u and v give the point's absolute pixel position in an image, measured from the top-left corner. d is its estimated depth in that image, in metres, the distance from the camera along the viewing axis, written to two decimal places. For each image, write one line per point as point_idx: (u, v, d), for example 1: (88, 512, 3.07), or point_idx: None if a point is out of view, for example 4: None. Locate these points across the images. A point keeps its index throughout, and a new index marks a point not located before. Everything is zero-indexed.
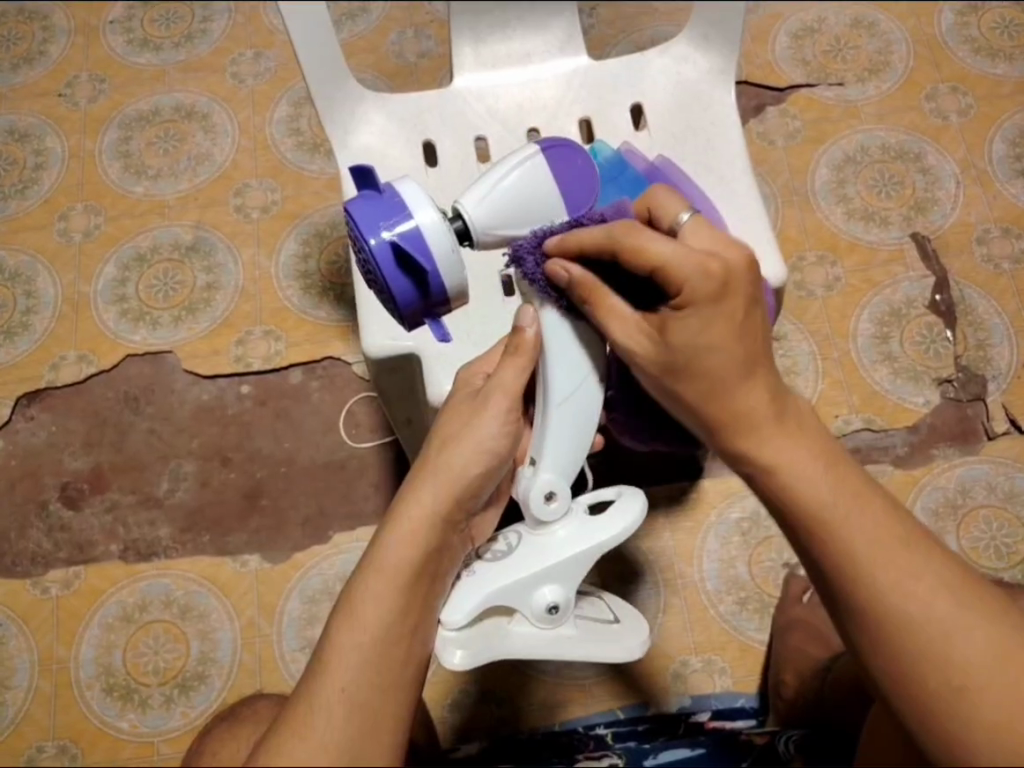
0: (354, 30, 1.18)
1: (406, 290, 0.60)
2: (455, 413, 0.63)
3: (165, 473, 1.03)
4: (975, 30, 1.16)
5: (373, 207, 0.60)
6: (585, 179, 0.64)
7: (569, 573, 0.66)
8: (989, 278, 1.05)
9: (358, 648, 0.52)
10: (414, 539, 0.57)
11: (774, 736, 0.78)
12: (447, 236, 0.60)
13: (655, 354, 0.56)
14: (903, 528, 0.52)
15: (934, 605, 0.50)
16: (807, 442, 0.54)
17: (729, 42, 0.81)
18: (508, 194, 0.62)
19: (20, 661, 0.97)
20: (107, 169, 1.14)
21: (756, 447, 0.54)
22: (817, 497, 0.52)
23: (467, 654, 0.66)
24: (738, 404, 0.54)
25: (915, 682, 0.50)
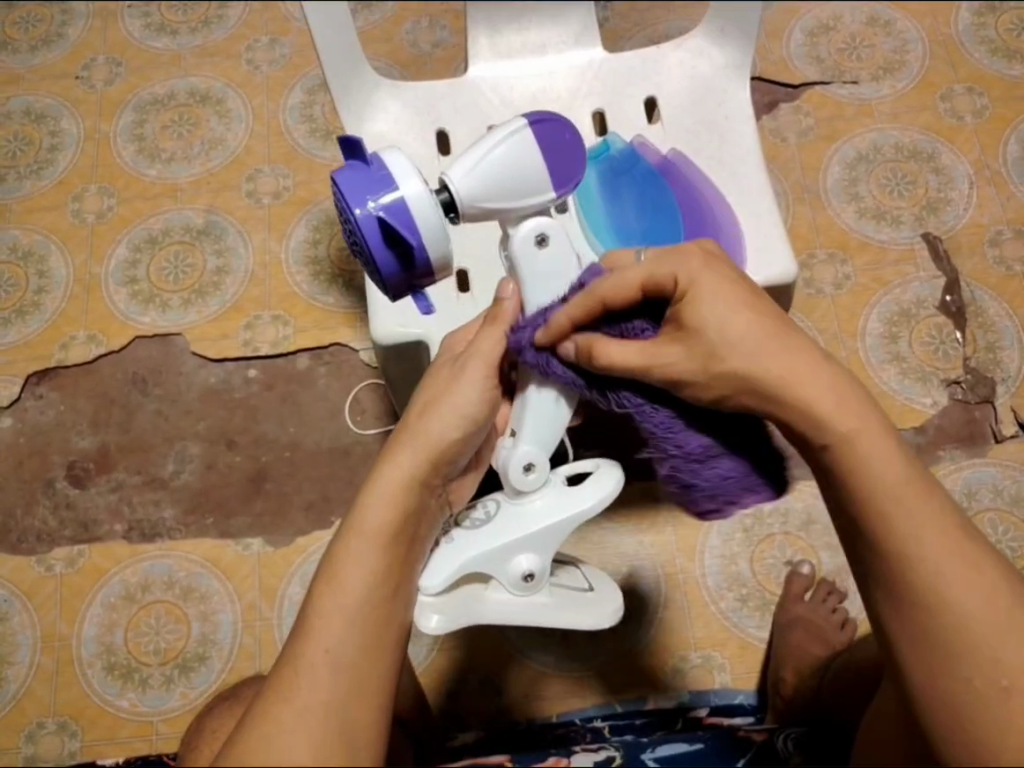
0: (370, 18, 1.19)
1: (383, 258, 0.60)
2: (438, 378, 0.63)
3: (170, 454, 1.03)
4: (992, 32, 1.15)
5: (358, 177, 0.59)
6: (572, 155, 0.62)
7: (543, 542, 0.67)
8: (1000, 280, 1.04)
9: (340, 610, 0.53)
10: (393, 500, 0.58)
11: (772, 733, 0.78)
12: (433, 210, 0.59)
13: (692, 360, 0.56)
14: (963, 520, 0.52)
15: (995, 601, 0.50)
16: (879, 428, 0.53)
17: (745, 34, 0.81)
18: (497, 170, 0.60)
19: (23, 637, 0.97)
20: (122, 152, 1.15)
21: (828, 427, 0.53)
22: (881, 487, 0.51)
23: (443, 619, 0.66)
24: (812, 397, 0.53)
25: (956, 677, 0.50)
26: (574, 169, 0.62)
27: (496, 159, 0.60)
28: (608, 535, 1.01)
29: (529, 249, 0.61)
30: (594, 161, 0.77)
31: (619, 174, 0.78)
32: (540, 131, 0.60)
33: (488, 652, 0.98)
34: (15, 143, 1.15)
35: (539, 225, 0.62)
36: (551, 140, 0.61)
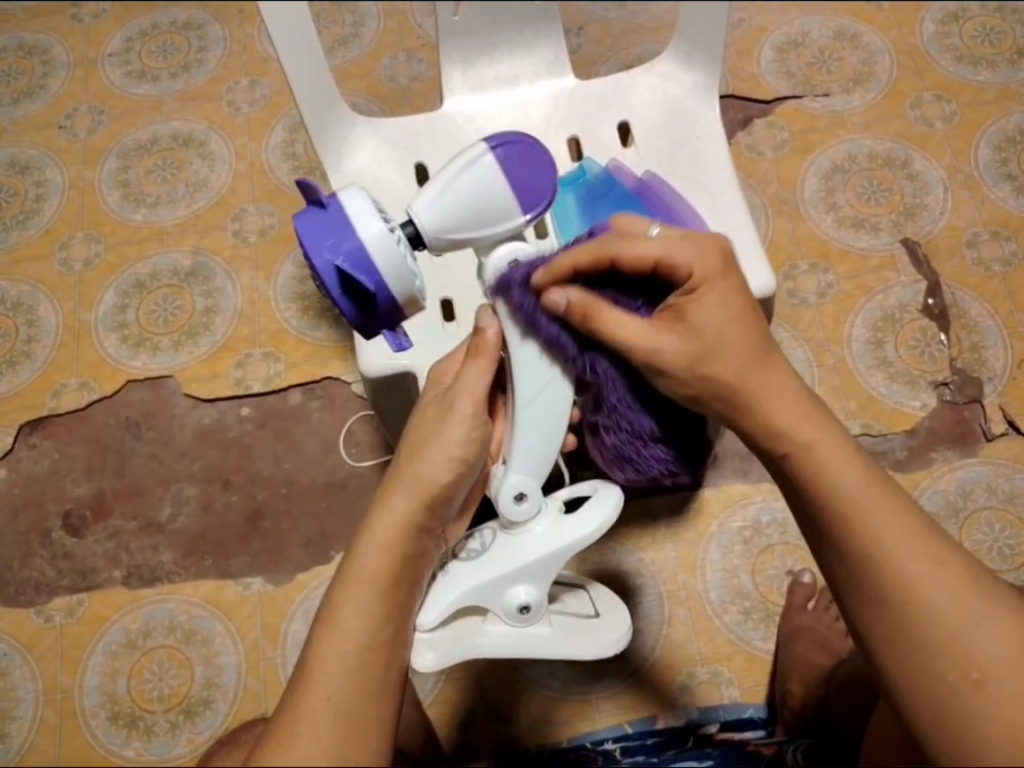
0: (347, 55, 1.20)
1: (353, 306, 0.62)
2: (424, 417, 0.64)
3: (167, 497, 1.03)
4: (957, 39, 1.18)
5: (316, 226, 0.60)
6: (539, 173, 0.62)
7: (540, 573, 0.66)
8: (980, 281, 1.06)
9: (342, 659, 0.55)
10: (389, 544, 0.59)
11: (782, 746, 0.81)
12: (396, 253, 0.60)
13: (682, 351, 0.57)
14: (922, 518, 0.55)
15: (958, 595, 0.53)
16: (836, 439, 0.57)
17: (713, 57, 0.82)
18: (459, 201, 0.61)
19: (25, 691, 0.96)
20: (107, 198, 1.16)
21: (792, 434, 0.57)
22: (841, 488, 0.55)
23: (438, 655, 0.66)
24: (772, 406, 0.57)
25: (930, 673, 0.52)
26: (541, 188, 0.62)
27: (457, 187, 0.61)
28: (608, 554, 1.01)
29: (502, 274, 0.63)
30: (572, 185, 0.78)
31: (596, 199, 0.78)
32: (502, 155, 0.61)
33: (493, 680, 0.98)
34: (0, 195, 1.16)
35: (513, 252, 0.63)
36: (514, 163, 0.62)
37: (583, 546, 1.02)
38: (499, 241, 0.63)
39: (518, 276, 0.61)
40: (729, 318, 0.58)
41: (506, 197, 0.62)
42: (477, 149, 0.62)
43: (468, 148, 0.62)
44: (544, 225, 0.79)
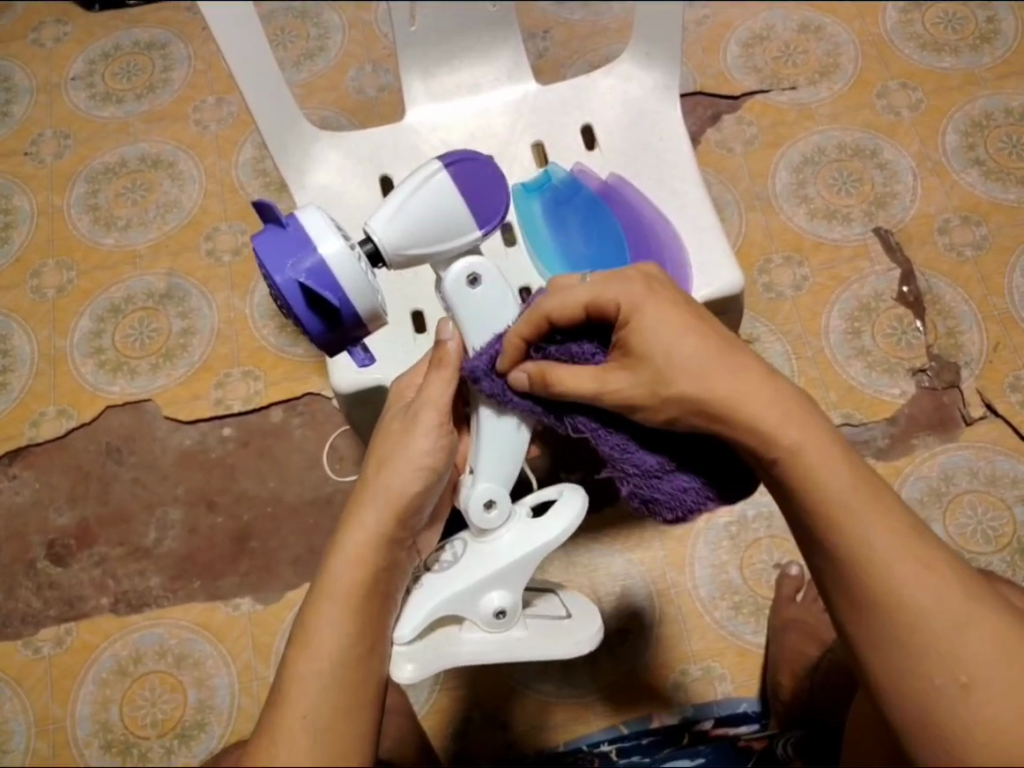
0: (314, 69, 1.20)
1: (317, 322, 0.62)
2: (388, 430, 0.64)
3: (152, 521, 1.02)
4: (920, 27, 1.19)
5: (277, 245, 0.60)
6: (492, 190, 0.64)
7: (512, 577, 0.65)
8: (953, 266, 1.07)
9: (316, 675, 0.56)
10: (359, 559, 0.60)
11: (772, 740, 0.88)
12: (358, 269, 0.61)
13: (641, 384, 0.57)
14: (912, 520, 0.54)
15: (946, 598, 0.52)
16: (827, 444, 0.55)
17: (672, 57, 0.82)
18: (419, 218, 0.62)
19: (16, 724, 0.95)
20: (77, 223, 1.12)
21: (782, 441, 0.54)
22: (830, 495, 0.54)
23: (417, 667, 0.65)
24: (752, 404, 0.55)
25: (919, 680, 0.52)
26: (494, 206, 0.64)
27: (414, 203, 0.62)
28: (597, 555, 1.01)
29: (461, 290, 0.62)
30: (538, 192, 0.81)
31: (562, 202, 0.82)
32: (456, 173, 0.63)
33: (488, 687, 0.97)
34: None
35: (470, 264, 0.62)
36: (466, 180, 0.63)
37: (572, 549, 1.02)
38: (454, 258, 0.65)
39: (482, 365, 0.62)
40: (696, 335, 0.57)
41: (460, 212, 0.63)
42: (432, 166, 0.63)
43: (421, 167, 0.63)
44: (512, 232, 0.81)
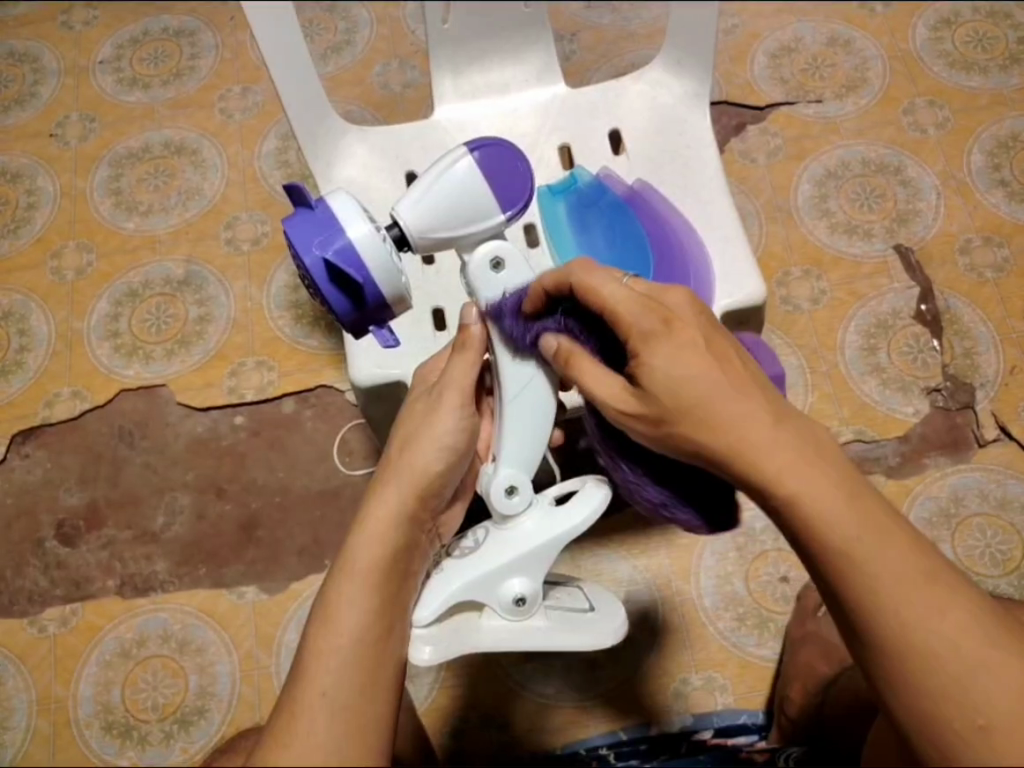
0: (339, 63, 1.20)
1: (342, 302, 0.63)
2: (412, 412, 0.66)
3: (161, 506, 1.03)
4: (950, 45, 1.18)
5: (304, 225, 0.61)
6: (519, 174, 0.63)
7: (535, 566, 0.66)
8: (973, 287, 1.06)
9: (336, 654, 0.54)
10: (381, 538, 0.60)
11: (774, 753, 0.82)
12: (385, 251, 0.61)
13: (644, 414, 0.56)
14: (929, 563, 0.51)
15: (961, 642, 0.50)
16: (835, 485, 0.51)
17: (702, 65, 0.82)
18: (443, 203, 0.62)
19: (18, 701, 0.96)
20: (98, 206, 1.15)
21: (781, 484, 0.51)
22: (837, 534, 0.50)
23: (436, 649, 0.64)
24: (744, 438, 0.52)
25: (933, 717, 0.50)
26: (520, 190, 0.63)
27: (439, 188, 0.62)
28: (602, 561, 1.01)
29: (485, 273, 0.64)
30: (563, 194, 0.82)
31: (586, 206, 0.82)
32: (481, 158, 0.63)
33: (488, 687, 0.98)
34: None
35: (494, 249, 0.65)
36: (492, 166, 0.63)
37: (578, 553, 1.02)
38: (480, 240, 0.65)
39: (510, 304, 0.64)
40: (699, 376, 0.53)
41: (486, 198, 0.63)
42: (459, 151, 0.63)
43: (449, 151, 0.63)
44: (534, 232, 0.83)
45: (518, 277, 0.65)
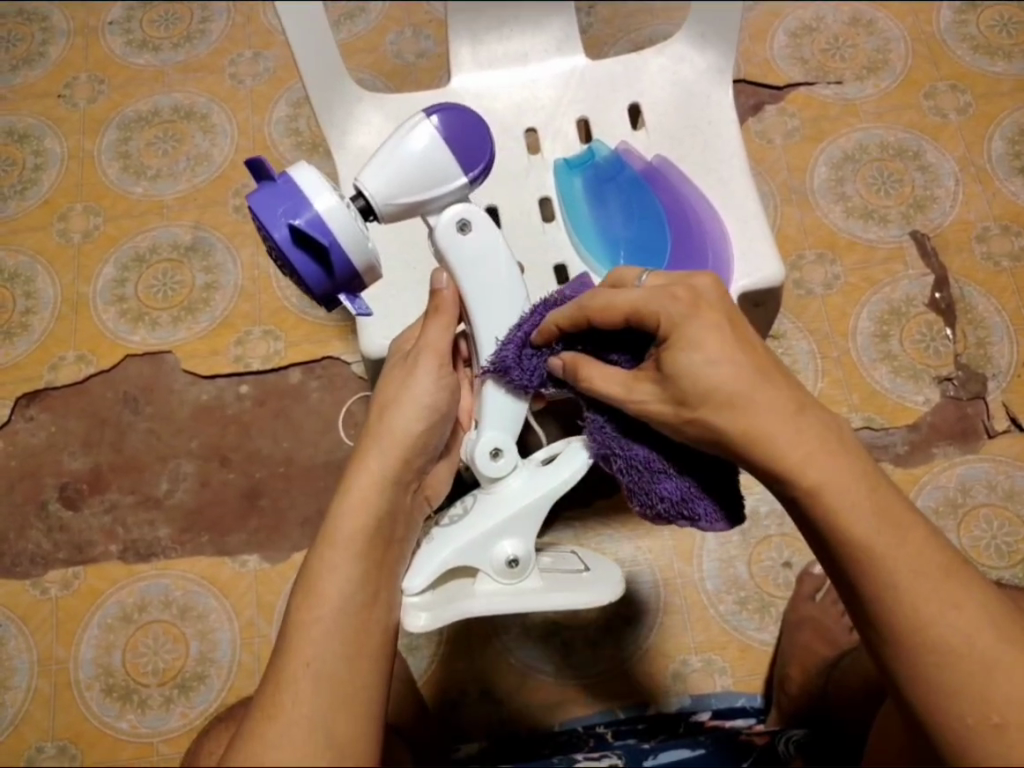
0: (353, 30, 1.18)
1: (313, 272, 0.63)
2: (389, 379, 0.65)
3: (164, 473, 1.03)
4: (974, 28, 1.16)
5: (268, 198, 0.61)
6: (477, 137, 0.65)
7: (524, 524, 0.65)
8: (989, 276, 1.05)
9: (319, 621, 0.54)
10: (363, 506, 0.59)
11: (774, 736, 0.80)
12: (350, 218, 0.62)
13: (665, 401, 0.55)
14: (944, 556, 0.50)
15: (977, 640, 0.48)
16: (850, 475, 0.50)
17: (727, 41, 0.81)
18: (404, 167, 0.64)
19: (19, 662, 0.97)
20: (107, 169, 1.14)
21: (799, 473, 0.50)
22: (842, 517, 0.50)
23: (432, 616, 0.62)
24: (770, 426, 0.51)
25: (944, 715, 0.48)
26: (478, 153, 0.65)
27: (398, 155, 0.64)
28: (606, 540, 1.01)
29: (451, 236, 0.66)
30: (580, 169, 0.81)
31: (604, 181, 0.81)
32: (442, 122, 0.64)
33: (488, 663, 0.98)
34: None
35: (460, 212, 0.66)
36: (453, 129, 0.64)
37: (581, 531, 1.01)
38: (446, 204, 0.66)
39: (510, 355, 0.65)
40: (734, 362, 0.52)
41: (447, 159, 0.64)
42: (418, 119, 0.64)
43: (408, 120, 0.65)
44: (551, 205, 0.81)
45: (485, 238, 0.67)
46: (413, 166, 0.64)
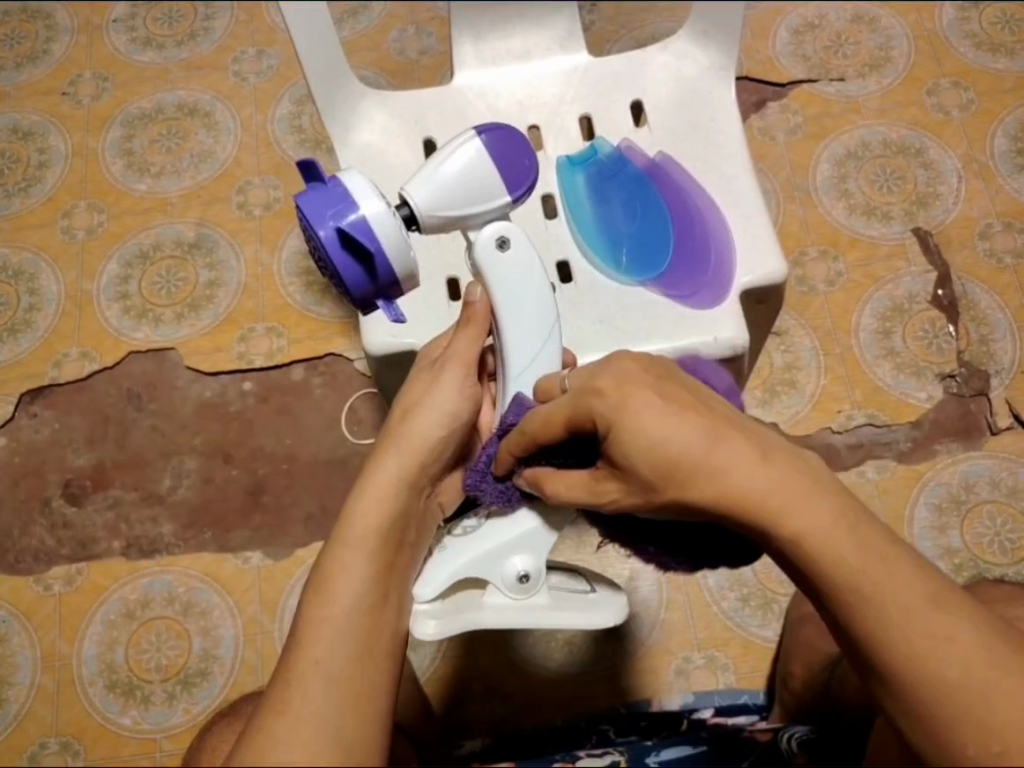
0: (356, 27, 1.18)
1: (355, 276, 0.62)
2: (413, 386, 0.65)
3: (167, 470, 1.03)
4: (977, 26, 1.16)
5: (317, 199, 0.61)
6: (523, 156, 0.65)
7: (538, 540, 0.65)
8: (992, 273, 1.05)
9: (332, 619, 0.54)
10: (379, 506, 0.59)
11: (777, 732, 0.80)
12: (395, 224, 0.62)
13: (633, 452, 0.53)
14: (933, 586, 0.47)
15: (975, 668, 0.46)
16: (823, 509, 0.47)
17: (729, 36, 0.81)
18: (450, 180, 0.64)
19: (23, 658, 0.97)
20: (110, 166, 1.14)
21: (768, 515, 0.48)
22: (817, 551, 0.47)
23: (440, 624, 0.63)
24: (736, 484, 0.49)
25: (944, 745, 0.46)
26: (522, 171, 0.65)
27: (446, 169, 0.64)
28: (608, 537, 1.01)
29: (491, 250, 0.65)
30: (583, 166, 0.81)
31: (607, 178, 0.81)
32: (489, 139, 0.64)
33: (490, 659, 0.98)
34: (2, 161, 1.15)
35: (500, 228, 0.66)
36: (502, 148, 0.65)
37: (584, 528, 1.01)
38: (487, 220, 0.66)
39: (484, 465, 0.65)
40: (681, 413, 0.50)
41: (492, 176, 0.64)
42: (468, 135, 0.65)
43: (459, 135, 0.65)
44: (553, 203, 0.81)
45: (521, 255, 0.66)
46: (460, 180, 0.64)
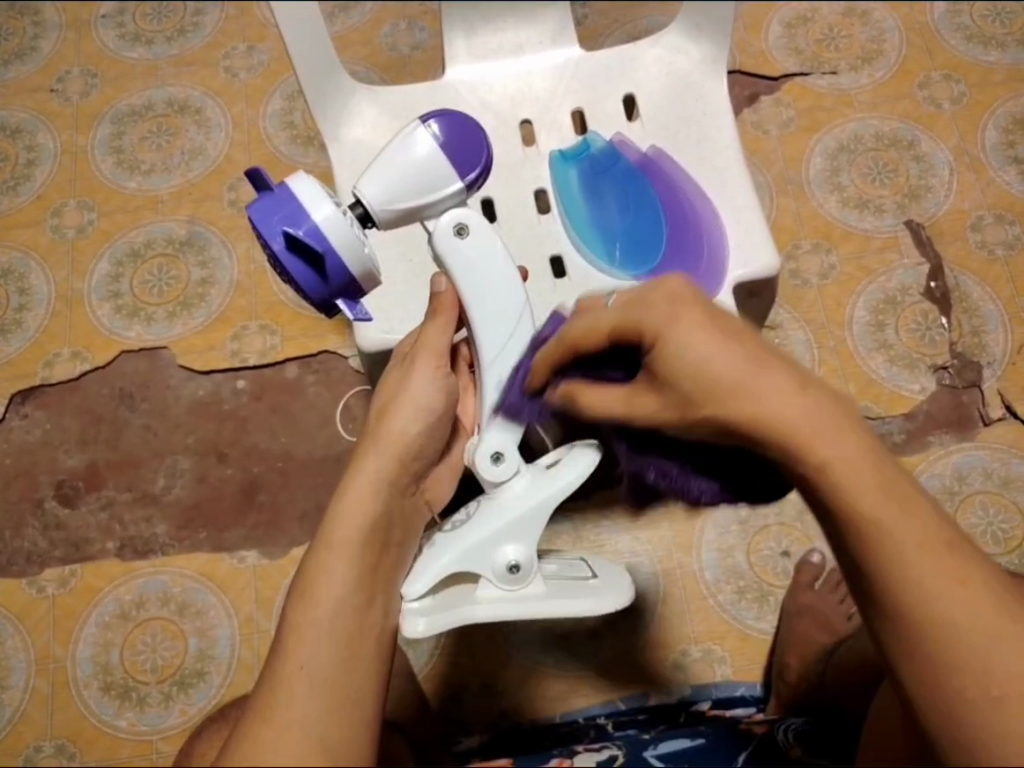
0: (347, 22, 1.18)
1: (310, 279, 0.62)
2: (387, 381, 0.66)
3: (161, 469, 1.02)
4: (968, 18, 1.16)
5: (264, 206, 0.61)
6: (474, 142, 0.65)
7: (528, 529, 0.64)
8: (983, 265, 1.05)
9: (314, 623, 0.53)
10: (362, 508, 0.58)
11: (773, 725, 0.81)
12: (346, 224, 0.62)
13: (667, 407, 0.50)
14: (949, 532, 0.46)
15: (981, 613, 0.45)
16: (861, 454, 0.45)
17: (721, 29, 0.80)
18: (400, 172, 0.64)
19: (16, 660, 0.96)
20: (100, 164, 1.13)
21: (808, 453, 0.45)
22: (850, 496, 0.45)
23: (431, 622, 0.61)
24: (778, 412, 0.45)
25: (952, 695, 0.45)
26: (474, 156, 0.65)
27: (394, 162, 0.64)
28: (604, 532, 1.01)
29: (449, 238, 0.65)
30: (575, 161, 0.81)
31: (599, 174, 0.81)
32: (438, 127, 0.64)
33: (488, 656, 0.98)
34: None
35: (456, 215, 0.65)
36: (450, 134, 0.65)
37: (580, 524, 1.01)
38: (443, 208, 0.66)
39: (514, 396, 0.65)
40: (727, 347, 0.47)
41: (444, 163, 0.65)
42: (415, 126, 0.65)
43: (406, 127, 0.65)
44: (546, 198, 0.81)
45: (481, 241, 0.65)
46: (410, 171, 0.64)
